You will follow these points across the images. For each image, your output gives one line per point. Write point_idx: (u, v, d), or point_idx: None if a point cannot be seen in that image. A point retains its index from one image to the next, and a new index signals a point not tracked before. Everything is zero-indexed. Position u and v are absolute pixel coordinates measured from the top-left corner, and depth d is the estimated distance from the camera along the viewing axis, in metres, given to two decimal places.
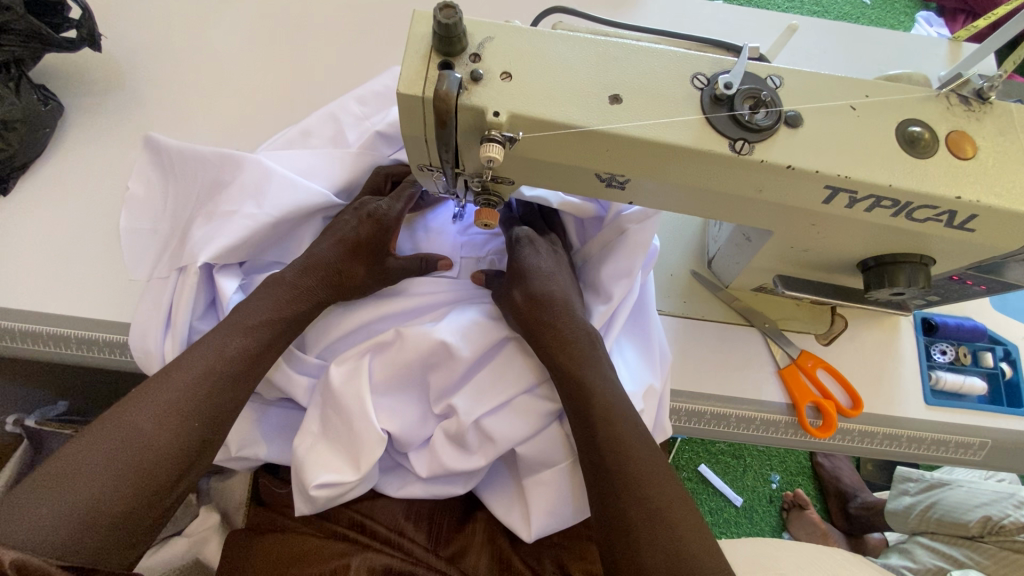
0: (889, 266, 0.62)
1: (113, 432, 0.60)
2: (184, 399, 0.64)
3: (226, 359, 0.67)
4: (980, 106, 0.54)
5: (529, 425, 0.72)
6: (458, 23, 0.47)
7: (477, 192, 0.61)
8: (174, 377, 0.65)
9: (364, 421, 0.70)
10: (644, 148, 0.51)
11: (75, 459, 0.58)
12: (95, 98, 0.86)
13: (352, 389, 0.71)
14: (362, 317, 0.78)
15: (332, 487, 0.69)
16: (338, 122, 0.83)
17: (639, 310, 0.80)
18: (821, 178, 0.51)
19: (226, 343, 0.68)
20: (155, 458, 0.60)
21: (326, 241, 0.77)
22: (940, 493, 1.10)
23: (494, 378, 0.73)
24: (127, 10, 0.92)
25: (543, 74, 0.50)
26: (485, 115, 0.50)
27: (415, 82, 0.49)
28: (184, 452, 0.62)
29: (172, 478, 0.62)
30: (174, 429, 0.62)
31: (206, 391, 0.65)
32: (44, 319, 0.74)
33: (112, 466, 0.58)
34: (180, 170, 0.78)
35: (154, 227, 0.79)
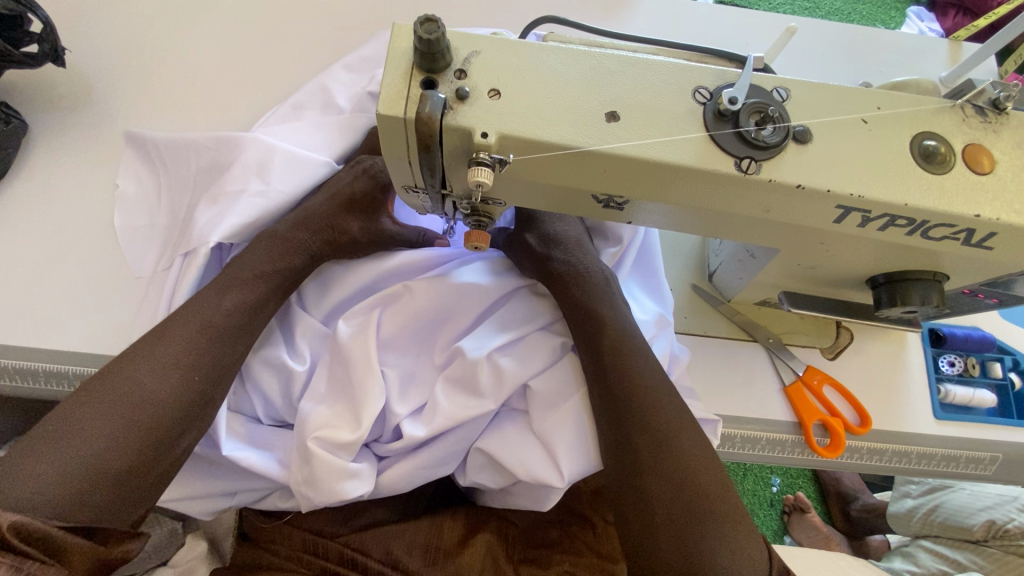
0: (900, 284, 0.59)
1: (109, 389, 0.59)
2: (181, 354, 0.62)
3: (223, 313, 0.66)
4: (997, 118, 0.51)
5: (543, 359, 0.68)
6: (441, 38, 0.43)
7: (466, 214, 0.58)
8: (170, 334, 0.63)
9: (363, 370, 0.66)
10: (642, 169, 0.48)
11: (72, 416, 0.57)
12: (62, 113, 0.81)
13: (356, 340, 0.67)
14: (361, 270, 0.74)
15: (334, 436, 0.63)
16: (327, 90, 0.81)
17: (647, 251, 0.78)
18: (832, 198, 0.48)
19: (222, 297, 0.67)
20: (155, 413, 0.59)
21: (321, 197, 0.74)
22: (943, 496, 1.07)
23: (505, 320, 0.70)
24: (96, 22, 0.87)
25: (533, 91, 0.47)
26: (473, 137, 0.46)
27: (396, 103, 0.45)
28: (184, 407, 0.61)
29: (173, 433, 0.60)
30: (173, 383, 0.61)
31: (203, 346, 0.64)
32: (7, 353, 0.69)
33: (111, 420, 0.58)
34: (176, 163, 0.77)
35: (151, 223, 0.77)
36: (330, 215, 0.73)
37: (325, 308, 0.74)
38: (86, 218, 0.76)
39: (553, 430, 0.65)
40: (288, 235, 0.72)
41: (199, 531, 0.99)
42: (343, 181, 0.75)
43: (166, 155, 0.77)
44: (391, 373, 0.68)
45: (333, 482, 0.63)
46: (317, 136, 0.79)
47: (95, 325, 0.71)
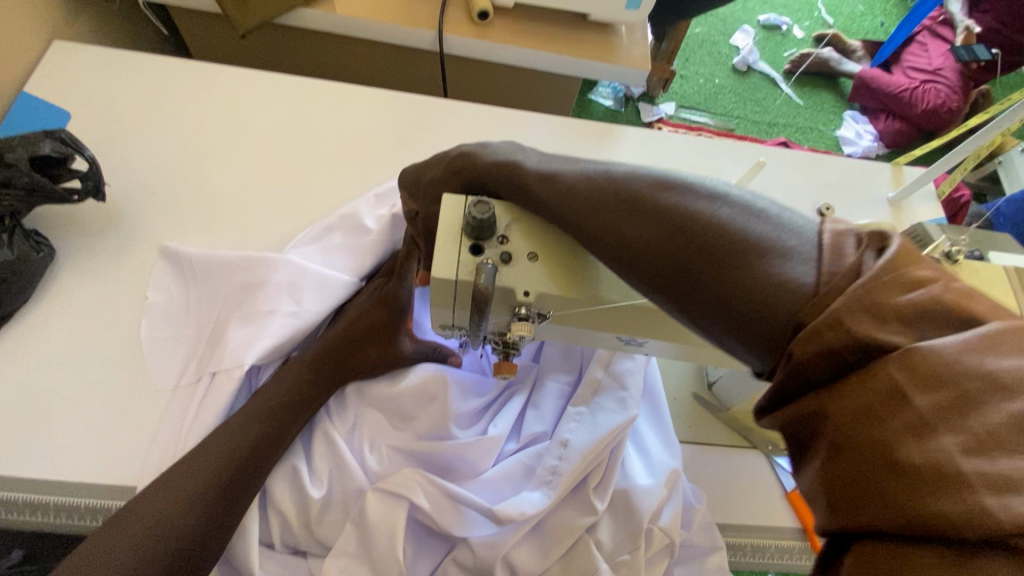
0: None
1: (141, 517, 0.61)
2: (207, 481, 0.64)
3: (252, 438, 0.68)
4: (951, 266, 0.61)
5: (563, 542, 0.65)
6: (492, 216, 0.50)
7: (496, 345, 0.62)
8: (203, 456, 0.65)
9: (390, 546, 0.66)
10: (663, 320, 0.54)
11: (103, 544, 0.59)
12: (90, 237, 0.83)
13: (387, 517, 0.66)
14: (378, 399, 0.74)
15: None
16: (355, 211, 0.84)
17: (652, 397, 0.77)
18: None
19: (252, 421, 0.69)
20: (184, 541, 0.61)
21: (347, 321, 0.78)
22: None
23: (532, 463, 0.69)
24: (127, 148, 0.92)
25: (569, 257, 0.53)
26: (515, 294, 0.52)
27: (448, 268, 0.51)
28: (210, 533, 0.63)
29: (197, 559, 0.62)
30: (196, 511, 0.62)
31: (235, 470, 0.65)
32: (16, 486, 0.68)
33: (134, 553, 0.59)
34: (205, 278, 0.79)
35: (178, 335, 0.78)
36: (356, 340, 0.76)
37: (350, 424, 0.74)
38: (109, 340, 0.77)
39: None
40: (312, 357, 0.75)
41: None
42: (369, 305, 0.79)
43: (195, 271, 0.80)
44: (409, 540, 0.69)
45: None
46: (343, 258, 0.82)
47: (111, 454, 0.70)
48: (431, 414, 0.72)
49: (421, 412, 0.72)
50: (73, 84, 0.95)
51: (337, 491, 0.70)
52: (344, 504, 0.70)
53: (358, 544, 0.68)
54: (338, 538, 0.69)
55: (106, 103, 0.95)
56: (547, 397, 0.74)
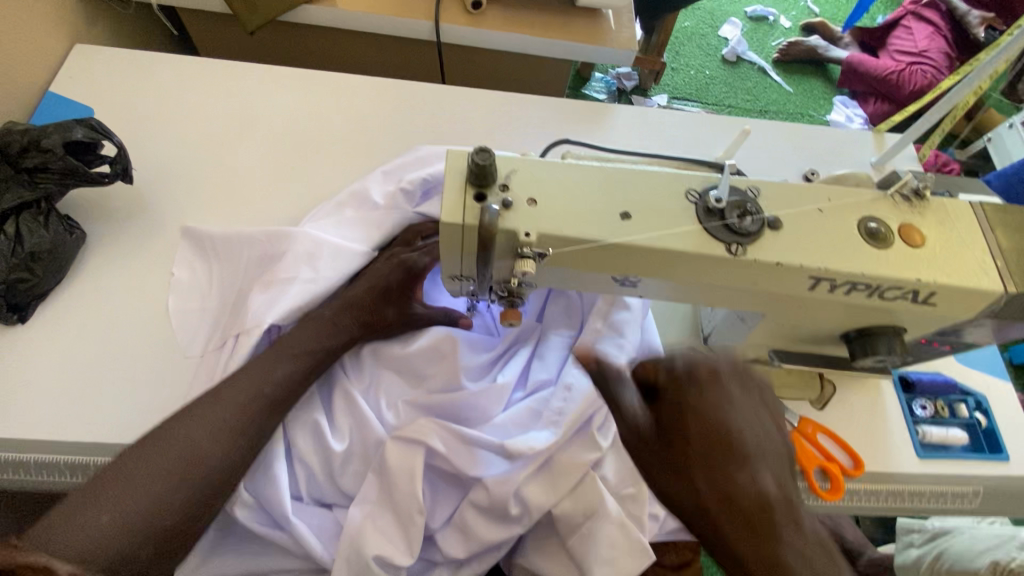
0: (869, 337, 0.70)
1: (164, 446, 0.66)
2: (233, 414, 0.69)
3: (273, 384, 0.73)
4: (919, 202, 0.65)
5: (571, 478, 0.70)
6: (492, 162, 0.55)
7: (501, 296, 0.67)
8: (223, 398, 0.71)
9: (410, 489, 0.70)
10: (655, 256, 0.59)
11: (130, 469, 0.64)
12: (118, 221, 0.89)
13: (406, 463, 0.70)
14: (392, 354, 0.79)
15: (391, 557, 0.69)
16: (365, 188, 0.90)
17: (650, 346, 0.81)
18: (804, 271, 0.60)
19: (274, 368, 0.74)
20: (203, 472, 0.66)
21: (362, 284, 0.82)
22: (943, 544, 1.28)
23: (539, 406, 0.74)
24: (148, 140, 0.97)
25: (565, 203, 0.58)
26: (517, 235, 0.57)
27: (455, 212, 0.56)
28: (227, 468, 0.68)
29: (213, 491, 0.67)
30: (222, 445, 0.68)
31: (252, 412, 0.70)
32: (58, 447, 0.73)
33: (166, 476, 0.65)
34: (226, 253, 0.85)
35: (203, 306, 0.83)
36: (372, 300, 0.80)
37: (367, 381, 0.79)
38: (138, 314, 0.82)
39: (585, 543, 0.69)
40: (329, 313, 0.80)
41: None
42: (383, 269, 0.83)
43: (217, 246, 0.85)
44: (426, 485, 0.73)
45: None
46: (356, 229, 0.87)
47: (147, 414, 0.75)
48: (444, 369, 0.77)
49: (433, 367, 0.77)
50: (95, 83, 1.01)
51: (355, 442, 0.74)
52: (365, 454, 0.74)
53: (379, 490, 0.72)
54: (360, 486, 0.74)
55: (127, 99, 1.01)
56: (550, 350, 0.78)
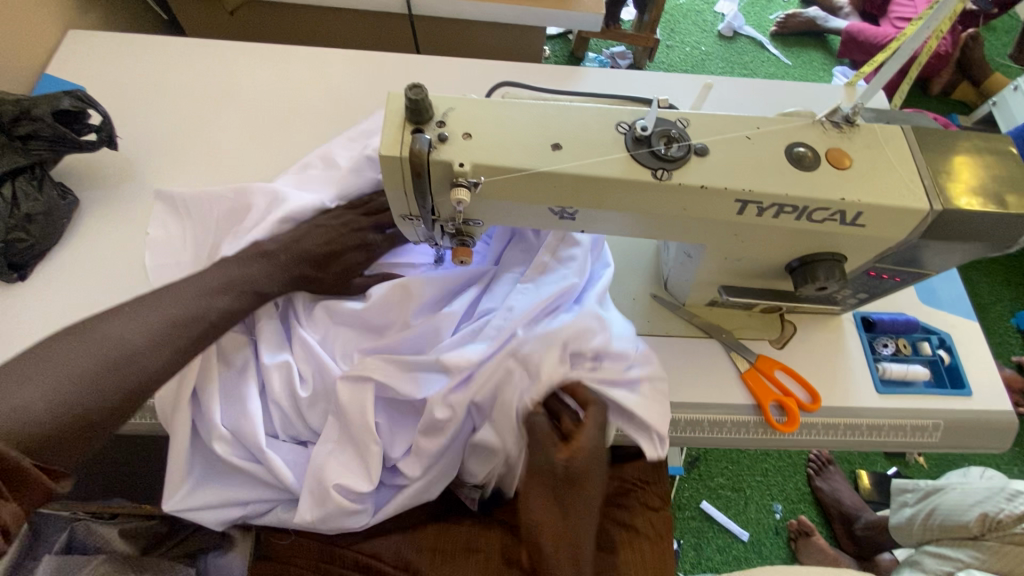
0: (809, 265, 0.72)
1: (92, 346, 0.69)
2: (173, 329, 0.73)
3: (215, 310, 0.76)
4: (850, 128, 0.67)
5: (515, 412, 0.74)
6: (424, 97, 0.59)
7: (452, 235, 0.72)
8: (160, 310, 0.74)
9: (366, 424, 0.74)
10: (585, 184, 0.62)
11: (56, 361, 0.67)
12: (109, 188, 0.95)
13: (359, 401, 0.75)
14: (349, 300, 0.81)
15: (350, 485, 0.74)
16: (331, 150, 0.95)
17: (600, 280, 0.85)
18: (730, 194, 0.62)
19: (219, 299, 0.77)
20: (131, 371, 0.69)
21: (314, 236, 0.85)
22: (936, 499, 1.26)
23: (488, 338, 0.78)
24: (137, 114, 1.04)
25: (498, 136, 0.62)
26: (452, 166, 0.61)
27: (394, 147, 0.61)
28: (155, 373, 0.71)
29: (138, 391, 0.69)
30: (150, 349, 0.71)
31: (186, 327, 0.74)
32: None
33: (93, 377, 0.67)
34: (196, 208, 0.91)
35: (177, 260, 0.89)
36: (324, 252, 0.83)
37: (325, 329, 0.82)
38: (127, 271, 0.88)
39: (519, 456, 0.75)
40: (284, 258, 0.82)
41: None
42: (337, 220, 0.86)
43: (188, 203, 0.91)
44: (386, 420, 0.78)
45: (338, 521, 0.76)
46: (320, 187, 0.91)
47: None
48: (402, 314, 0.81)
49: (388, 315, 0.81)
50: (89, 64, 1.08)
51: (319, 386, 0.79)
52: (328, 397, 0.79)
53: (341, 430, 0.77)
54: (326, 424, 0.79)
55: (118, 77, 1.07)
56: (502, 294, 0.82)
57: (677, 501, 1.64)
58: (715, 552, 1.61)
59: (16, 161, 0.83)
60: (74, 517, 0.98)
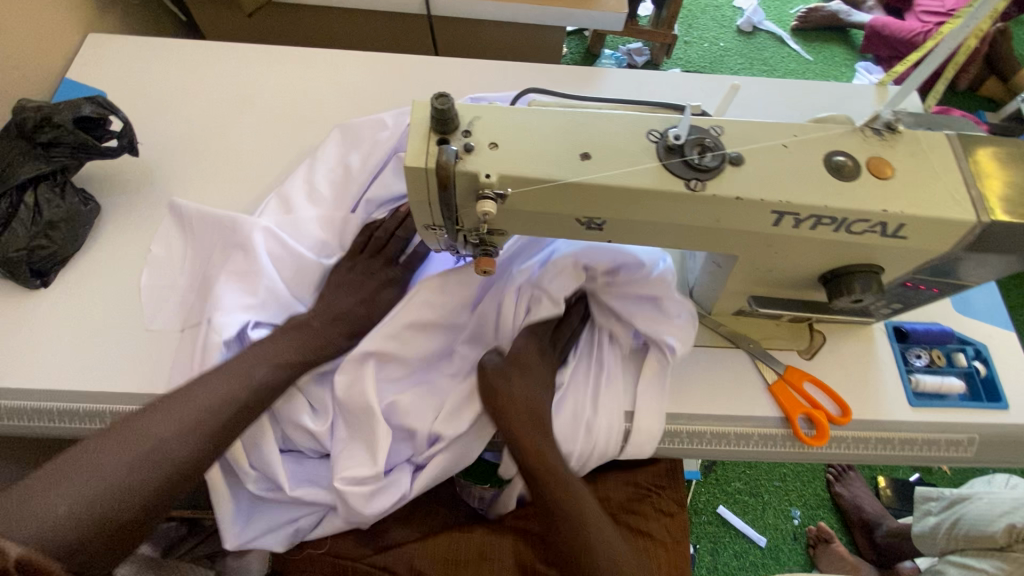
0: (844, 276, 0.70)
1: (130, 439, 0.66)
2: (203, 418, 0.69)
3: (254, 388, 0.73)
4: (891, 136, 0.65)
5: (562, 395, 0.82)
6: (451, 107, 0.58)
7: (475, 245, 0.70)
8: (200, 394, 0.71)
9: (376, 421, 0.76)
10: (614, 195, 0.61)
11: (95, 457, 0.64)
12: (130, 193, 0.95)
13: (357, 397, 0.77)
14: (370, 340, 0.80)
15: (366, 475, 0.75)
16: (309, 177, 0.93)
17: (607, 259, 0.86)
18: (766, 205, 0.60)
19: (255, 370, 0.75)
20: (170, 470, 0.66)
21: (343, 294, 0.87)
22: (962, 508, 1.21)
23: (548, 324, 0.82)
24: (157, 118, 1.03)
25: (525, 146, 0.61)
26: (478, 178, 0.59)
27: (418, 157, 0.59)
28: (194, 468, 0.68)
29: (176, 487, 0.66)
30: (189, 442, 0.68)
31: (228, 414, 0.71)
32: (82, 397, 0.79)
33: (125, 481, 0.63)
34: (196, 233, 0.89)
35: (173, 283, 0.87)
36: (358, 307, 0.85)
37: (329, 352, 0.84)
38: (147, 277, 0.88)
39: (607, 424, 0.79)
40: (315, 325, 0.82)
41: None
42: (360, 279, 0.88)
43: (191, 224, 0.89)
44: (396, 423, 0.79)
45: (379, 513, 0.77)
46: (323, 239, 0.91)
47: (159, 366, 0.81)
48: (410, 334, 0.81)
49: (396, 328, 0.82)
50: (109, 67, 1.08)
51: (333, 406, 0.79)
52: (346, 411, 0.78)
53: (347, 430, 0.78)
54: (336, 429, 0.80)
55: (137, 81, 1.07)
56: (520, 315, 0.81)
57: (693, 506, 1.62)
58: (732, 557, 1.59)
59: (38, 169, 0.83)
60: None
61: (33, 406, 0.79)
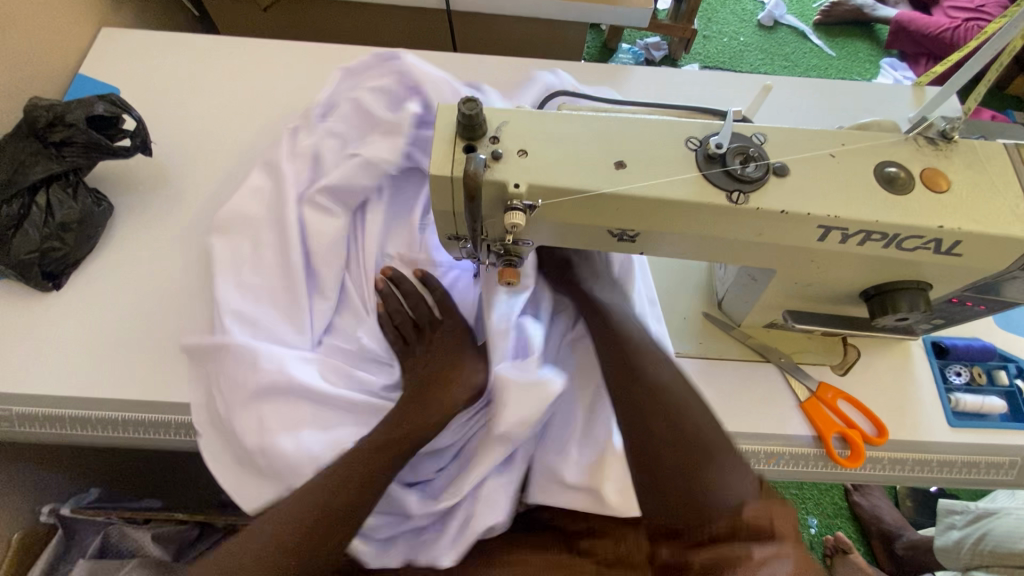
0: (888, 294, 0.66)
1: (226, 563, 0.65)
2: (282, 537, 0.65)
3: (339, 492, 0.67)
4: (946, 145, 0.60)
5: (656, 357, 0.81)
6: (479, 112, 0.55)
7: (499, 256, 0.67)
8: (285, 507, 0.68)
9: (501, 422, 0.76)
10: (649, 207, 0.57)
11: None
12: (143, 193, 0.93)
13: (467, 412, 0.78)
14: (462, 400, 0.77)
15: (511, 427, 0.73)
16: (243, 228, 0.86)
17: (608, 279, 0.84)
18: (812, 219, 0.57)
19: (337, 466, 0.69)
20: None
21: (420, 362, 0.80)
22: (989, 524, 1.15)
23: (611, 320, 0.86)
24: (170, 115, 1.01)
25: (555, 153, 0.57)
26: (506, 187, 0.56)
27: (444, 165, 0.56)
28: None
29: None
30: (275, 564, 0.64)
31: (312, 527, 0.66)
32: (95, 403, 0.77)
33: None
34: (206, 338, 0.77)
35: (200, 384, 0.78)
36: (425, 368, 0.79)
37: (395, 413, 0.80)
38: (160, 280, 0.86)
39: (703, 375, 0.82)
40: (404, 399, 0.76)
41: None
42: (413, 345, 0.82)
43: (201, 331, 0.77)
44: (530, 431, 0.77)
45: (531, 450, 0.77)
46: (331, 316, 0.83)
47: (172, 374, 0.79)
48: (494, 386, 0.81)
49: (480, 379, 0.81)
50: (122, 63, 1.06)
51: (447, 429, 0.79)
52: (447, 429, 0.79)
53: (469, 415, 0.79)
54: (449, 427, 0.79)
55: (150, 77, 1.05)
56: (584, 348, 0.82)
57: None
58: None
59: (50, 169, 0.81)
60: (108, 521, 0.98)
61: (44, 413, 0.78)
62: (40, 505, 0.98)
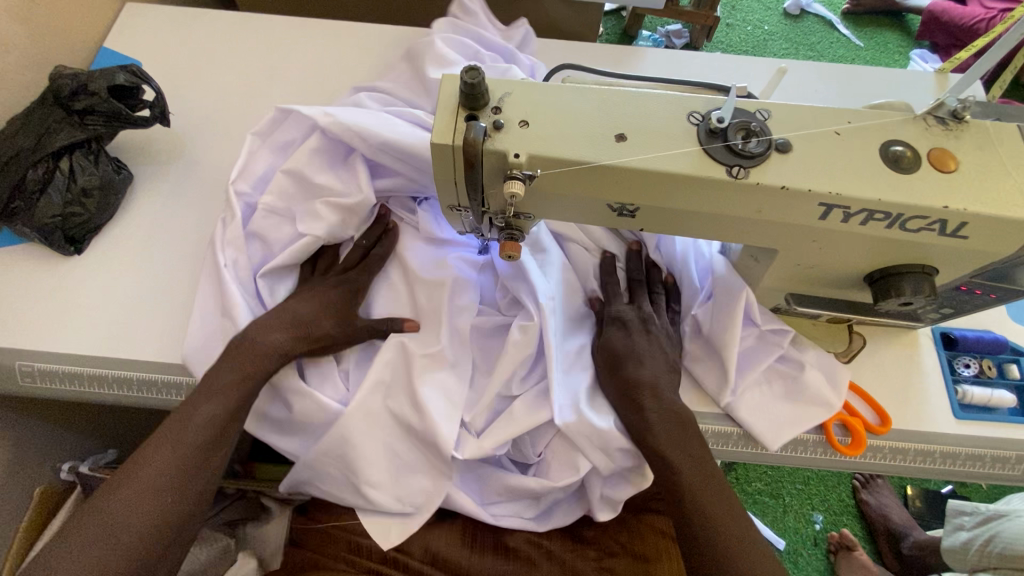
0: (892, 278, 0.65)
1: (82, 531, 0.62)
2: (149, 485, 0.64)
3: (194, 428, 0.68)
4: (957, 126, 0.59)
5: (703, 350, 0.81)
6: (481, 81, 0.55)
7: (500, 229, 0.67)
8: (141, 466, 0.66)
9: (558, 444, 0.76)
10: (646, 179, 0.57)
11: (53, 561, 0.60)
12: (161, 164, 0.96)
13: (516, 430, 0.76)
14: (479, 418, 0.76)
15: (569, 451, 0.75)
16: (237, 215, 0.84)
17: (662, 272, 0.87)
18: (813, 196, 0.56)
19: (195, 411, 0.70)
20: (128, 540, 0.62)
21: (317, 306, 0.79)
22: (998, 525, 1.12)
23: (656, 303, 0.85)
24: (189, 89, 1.03)
25: (556, 123, 0.58)
26: (507, 157, 0.57)
27: (445, 133, 0.57)
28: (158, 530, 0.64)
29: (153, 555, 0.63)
30: (138, 514, 0.63)
31: (176, 467, 0.66)
32: (110, 362, 0.81)
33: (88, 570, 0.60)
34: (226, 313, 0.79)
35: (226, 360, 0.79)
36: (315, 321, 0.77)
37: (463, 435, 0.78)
38: (174, 248, 0.89)
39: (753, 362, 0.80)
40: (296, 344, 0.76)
41: (248, 549, 1.00)
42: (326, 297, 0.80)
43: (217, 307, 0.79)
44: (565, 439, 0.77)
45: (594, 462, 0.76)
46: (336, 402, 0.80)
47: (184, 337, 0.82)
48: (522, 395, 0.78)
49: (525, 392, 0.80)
50: (145, 38, 1.09)
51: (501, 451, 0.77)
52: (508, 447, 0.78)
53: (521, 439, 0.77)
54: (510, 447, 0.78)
55: (171, 52, 1.07)
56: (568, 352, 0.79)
57: None
58: None
59: (74, 136, 0.84)
60: None
61: (62, 370, 0.81)
62: (60, 461, 1.03)
